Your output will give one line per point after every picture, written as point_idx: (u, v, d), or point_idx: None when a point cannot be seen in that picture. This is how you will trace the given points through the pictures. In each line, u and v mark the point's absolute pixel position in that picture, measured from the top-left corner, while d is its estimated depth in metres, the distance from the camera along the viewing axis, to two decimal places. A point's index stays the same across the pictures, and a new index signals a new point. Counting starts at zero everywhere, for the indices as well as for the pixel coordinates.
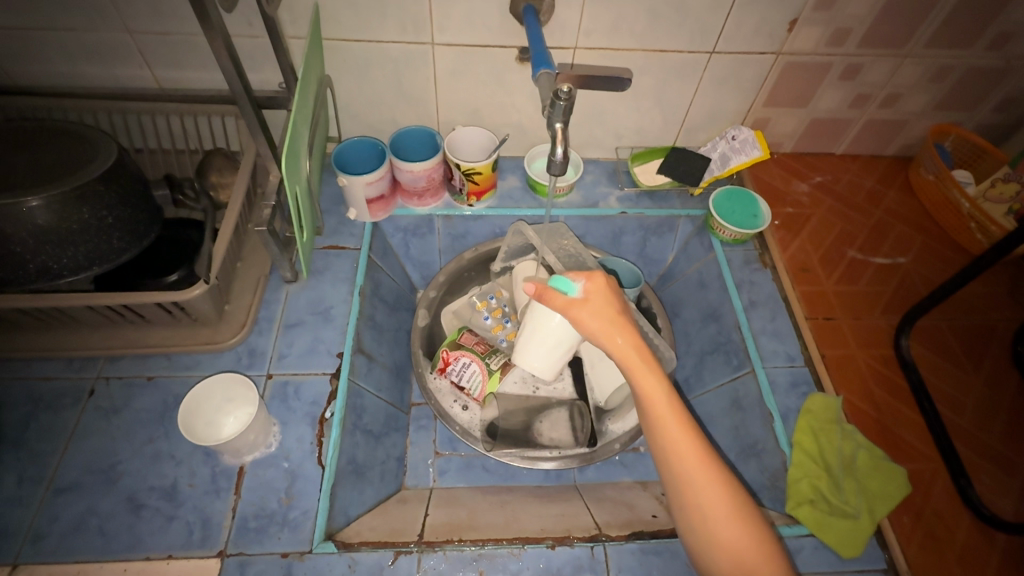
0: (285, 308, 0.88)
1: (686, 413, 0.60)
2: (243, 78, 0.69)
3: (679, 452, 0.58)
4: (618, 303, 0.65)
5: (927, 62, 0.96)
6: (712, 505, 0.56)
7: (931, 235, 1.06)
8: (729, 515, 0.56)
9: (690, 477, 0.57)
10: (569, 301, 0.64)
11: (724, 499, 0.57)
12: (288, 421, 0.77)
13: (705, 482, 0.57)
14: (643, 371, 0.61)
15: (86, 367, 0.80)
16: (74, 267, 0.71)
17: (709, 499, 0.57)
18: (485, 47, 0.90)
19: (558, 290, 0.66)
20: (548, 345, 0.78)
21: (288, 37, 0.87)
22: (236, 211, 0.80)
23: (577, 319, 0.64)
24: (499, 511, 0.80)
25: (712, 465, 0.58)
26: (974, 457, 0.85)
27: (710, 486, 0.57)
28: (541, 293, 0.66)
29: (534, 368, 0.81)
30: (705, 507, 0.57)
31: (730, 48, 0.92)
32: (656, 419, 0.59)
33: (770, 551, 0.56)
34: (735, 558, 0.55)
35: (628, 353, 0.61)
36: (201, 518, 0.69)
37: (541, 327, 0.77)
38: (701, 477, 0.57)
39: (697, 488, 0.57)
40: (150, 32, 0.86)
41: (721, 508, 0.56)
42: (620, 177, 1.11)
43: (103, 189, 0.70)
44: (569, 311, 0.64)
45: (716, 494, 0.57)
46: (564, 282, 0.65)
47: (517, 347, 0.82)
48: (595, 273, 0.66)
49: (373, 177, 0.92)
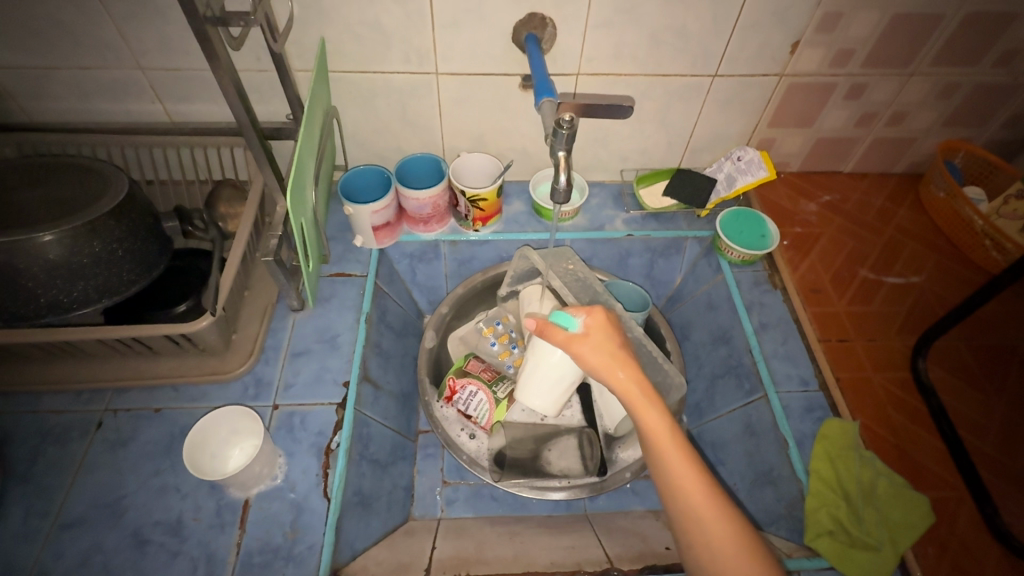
0: (292, 336, 0.88)
1: (691, 450, 0.59)
2: (249, 109, 0.71)
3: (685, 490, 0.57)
4: (620, 338, 0.65)
5: (933, 80, 0.96)
6: (721, 545, 0.54)
7: (945, 254, 1.04)
8: (740, 556, 0.54)
9: (696, 515, 0.56)
10: (569, 336, 0.64)
11: (735, 541, 0.54)
12: (294, 452, 0.76)
13: (712, 521, 0.55)
14: (646, 406, 0.59)
15: (94, 399, 0.80)
16: (84, 300, 0.72)
17: (718, 539, 0.55)
18: (489, 75, 0.91)
19: (558, 325, 0.65)
20: (551, 381, 0.78)
21: (295, 70, 0.89)
22: (243, 241, 0.81)
23: (577, 354, 0.64)
24: (508, 543, 0.78)
25: (720, 503, 0.56)
26: (999, 484, 0.82)
27: (717, 523, 0.55)
28: (542, 329, 0.66)
29: (537, 404, 0.81)
30: (713, 548, 0.55)
31: (732, 71, 0.92)
32: (659, 455, 0.58)
33: None
34: None
35: (630, 387, 0.60)
36: (205, 553, 0.68)
37: (541, 364, 0.78)
38: (708, 516, 0.56)
39: (704, 527, 0.55)
40: (161, 68, 0.88)
41: (730, 549, 0.54)
42: (626, 200, 1.10)
43: (114, 224, 0.71)
44: (570, 346, 0.64)
45: (725, 533, 0.55)
46: (564, 317, 0.65)
47: (519, 383, 0.82)
48: (595, 308, 0.65)
49: (380, 206, 0.92)
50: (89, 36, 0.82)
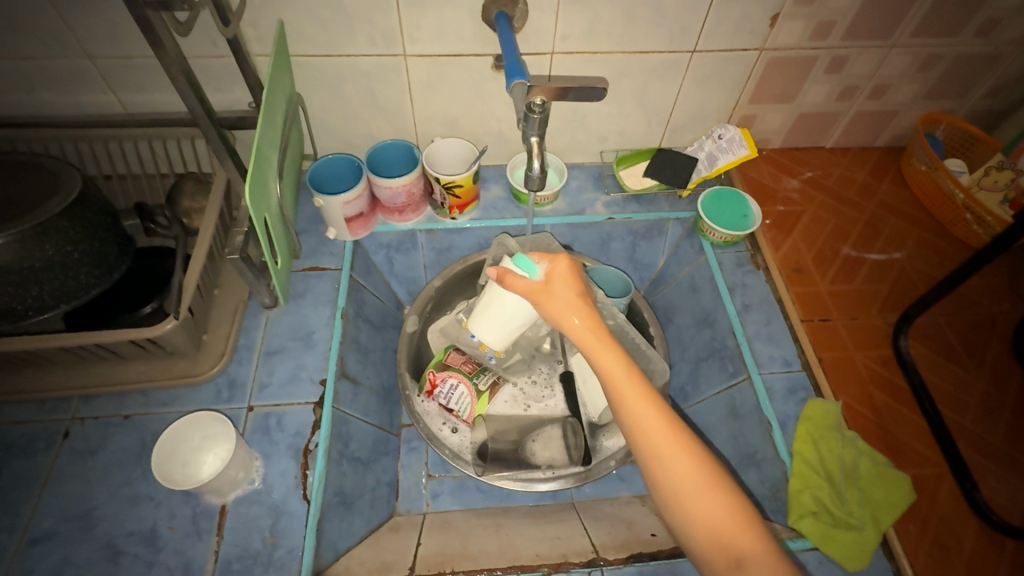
0: (265, 335, 0.85)
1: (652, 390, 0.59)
2: (204, 101, 0.68)
3: (646, 430, 0.56)
4: (581, 287, 0.66)
5: (915, 51, 0.94)
6: (685, 481, 0.55)
7: (927, 229, 1.04)
8: (702, 487, 0.54)
9: (658, 455, 0.56)
10: (530, 283, 0.66)
11: (696, 473, 0.55)
12: (271, 455, 0.74)
13: (672, 457, 0.55)
14: (603, 350, 0.60)
15: (59, 408, 0.77)
16: (40, 306, 0.68)
17: (679, 473, 0.55)
18: (460, 57, 0.87)
19: (520, 271, 0.67)
20: (510, 322, 0.80)
21: (255, 55, 0.85)
22: (208, 236, 0.77)
23: (538, 302, 0.65)
24: (494, 537, 0.77)
25: (685, 439, 0.57)
26: (979, 458, 0.82)
27: (678, 461, 0.55)
28: (503, 274, 0.68)
29: (484, 336, 0.82)
30: (674, 481, 0.55)
31: (711, 46, 0.89)
32: (618, 397, 0.58)
33: (747, 523, 0.53)
34: (711, 532, 0.53)
35: (584, 332, 0.61)
36: (182, 562, 0.67)
37: (500, 306, 0.79)
38: (670, 452, 0.56)
39: (667, 467, 0.55)
40: (111, 56, 0.83)
41: (691, 482, 0.55)
42: (606, 182, 1.08)
43: (67, 225, 0.67)
44: (531, 292, 0.66)
45: (686, 467, 0.55)
46: (527, 264, 0.67)
47: (473, 316, 0.83)
48: (557, 257, 0.67)
49: (351, 196, 0.89)
50: (29, 24, 0.77)
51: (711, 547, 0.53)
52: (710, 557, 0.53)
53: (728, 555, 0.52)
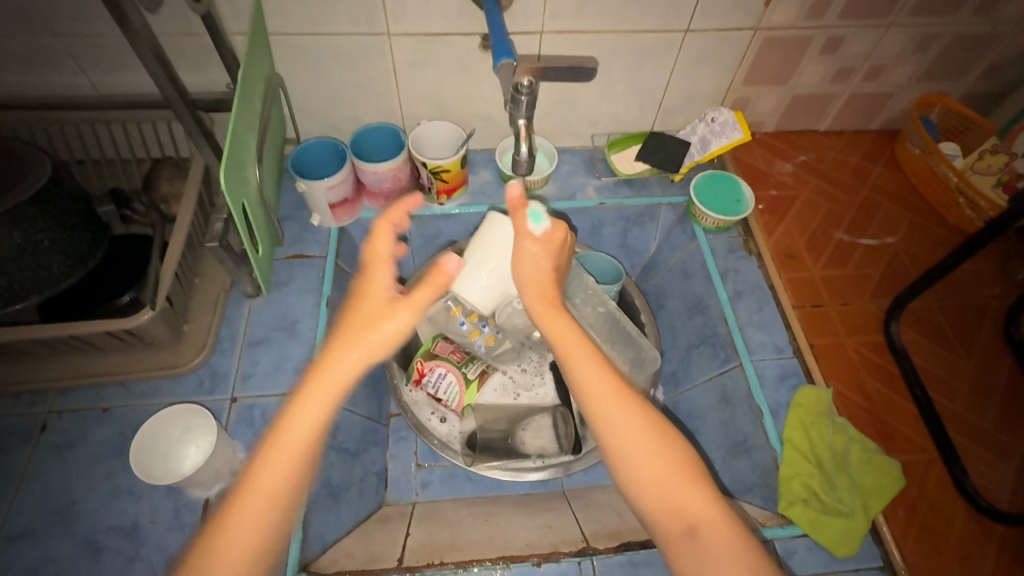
0: (248, 325, 0.83)
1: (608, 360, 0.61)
2: (176, 81, 0.65)
3: (599, 398, 0.58)
4: (557, 259, 0.70)
5: (911, 31, 0.92)
6: (637, 442, 0.57)
7: (919, 213, 1.03)
8: (657, 449, 0.57)
9: (612, 422, 0.58)
10: (529, 228, 0.69)
11: (648, 435, 0.57)
12: (255, 447, 0.73)
13: (624, 418, 0.58)
14: (556, 317, 0.64)
15: (36, 401, 0.75)
16: (10, 296, 0.66)
17: (629, 434, 0.57)
18: (446, 36, 0.84)
19: (528, 214, 0.70)
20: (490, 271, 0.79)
21: (231, 33, 0.81)
22: (186, 223, 0.75)
23: (517, 257, 0.69)
24: (483, 527, 0.76)
25: (641, 409, 0.59)
26: (968, 444, 0.82)
27: (632, 421, 0.58)
28: (514, 208, 0.70)
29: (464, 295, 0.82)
30: (623, 440, 0.57)
31: (705, 25, 0.87)
32: (577, 364, 0.60)
33: (703, 487, 0.56)
34: (666, 496, 0.56)
35: (539, 298, 0.66)
36: (165, 557, 0.65)
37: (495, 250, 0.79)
38: (626, 420, 0.57)
39: (618, 426, 0.57)
40: (80, 34, 0.79)
41: (644, 444, 0.57)
42: (597, 166, 1.05)
43: (36, 214, 0.64)
44: (523, 238, 0.69)
45: (639, 427, 0.57)
46: (537, 214, 0.70)
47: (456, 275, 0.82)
48: (559, 223, 0.70)
49: (335, 181, 0.87)
50: None
51: (667, 511, 0.56)
52: (666, 521, 0.56)
53: (684, 521, 0.55)
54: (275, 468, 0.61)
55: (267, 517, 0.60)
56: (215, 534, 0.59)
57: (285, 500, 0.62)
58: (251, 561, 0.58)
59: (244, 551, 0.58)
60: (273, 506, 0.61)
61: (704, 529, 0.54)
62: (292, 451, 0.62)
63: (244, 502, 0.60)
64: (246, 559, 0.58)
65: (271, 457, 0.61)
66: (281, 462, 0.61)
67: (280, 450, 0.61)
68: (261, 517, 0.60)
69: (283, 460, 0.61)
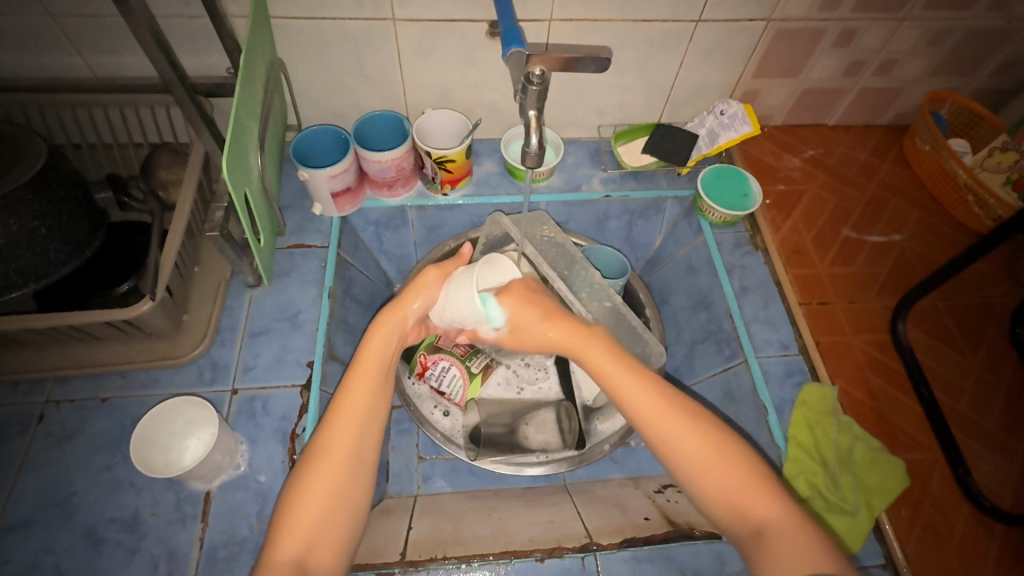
0: (249, 315, 0.82)
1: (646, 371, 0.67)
2: (175, 66, 0.63)
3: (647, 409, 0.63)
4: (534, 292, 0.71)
5: (926, 24, 0.90)
6: (693, 454, 0.60)
7: (927, 210, 1.02)
8: (716, 458, 0.60)
9: (657, 423, 0.62)
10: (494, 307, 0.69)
11: (706, 443, 0.61)
12: (257, 439, 0.72)
13: (674, 430, 0.61)
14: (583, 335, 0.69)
15: (33, 390, 0.74)
16: (7, 284, 0.64)
17: (689, 448, 0.61)
18: (452, 22, 0.82)
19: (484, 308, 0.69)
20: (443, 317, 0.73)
21: (231, 16, 0.79)
22: (187, 210, 0.73)
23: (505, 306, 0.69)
24: (486, 521, 0.76)
25: (698, 422, 0.62)
26: (971, 442, 0.82)
27: (688, 438, 0.61)
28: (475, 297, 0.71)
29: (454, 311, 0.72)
30: (684, 456, 0.61)
31: (717, 16, 0.85)
32: (608, 371, 0.66)
33: (766, 491, 0.59)
34: (730, 500, 0.59)
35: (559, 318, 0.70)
36: (166, 550, 0.65)
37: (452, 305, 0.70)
38: (677, 428, 0.61)
39: (671, 433, 0.62)
40: (76, 14, 0.77)
41: (700, 452, 0.60)
42: (603, 158, 1.04)
43: (32, 199, 0.62)
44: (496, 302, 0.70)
45: (692, 439, 0.61)
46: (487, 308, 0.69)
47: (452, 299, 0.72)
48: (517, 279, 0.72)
49: (338, 170, 0.85)
50: None
51: (735, 516, 0.58)
52: (736, 527, 0.58)
53: (751, 523, 0.57)
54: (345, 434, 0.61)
55: (363, 440, 0.62)
56: (307, 464, 0.59)
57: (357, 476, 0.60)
58: (352, 473, 0.60)
59: (342, 466, 0.59)
60: (362, 436, 0.62)
61: (774, 531, 0.56)
62: (376, 373, 0.65)
63: (332, 432, 0.61)
64: (345, 475, 0.59)
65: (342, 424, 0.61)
66: (372, 386, 0.64)
67: (369, 374, 0.65)
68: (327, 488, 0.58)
69: (370, 382, 0.64)
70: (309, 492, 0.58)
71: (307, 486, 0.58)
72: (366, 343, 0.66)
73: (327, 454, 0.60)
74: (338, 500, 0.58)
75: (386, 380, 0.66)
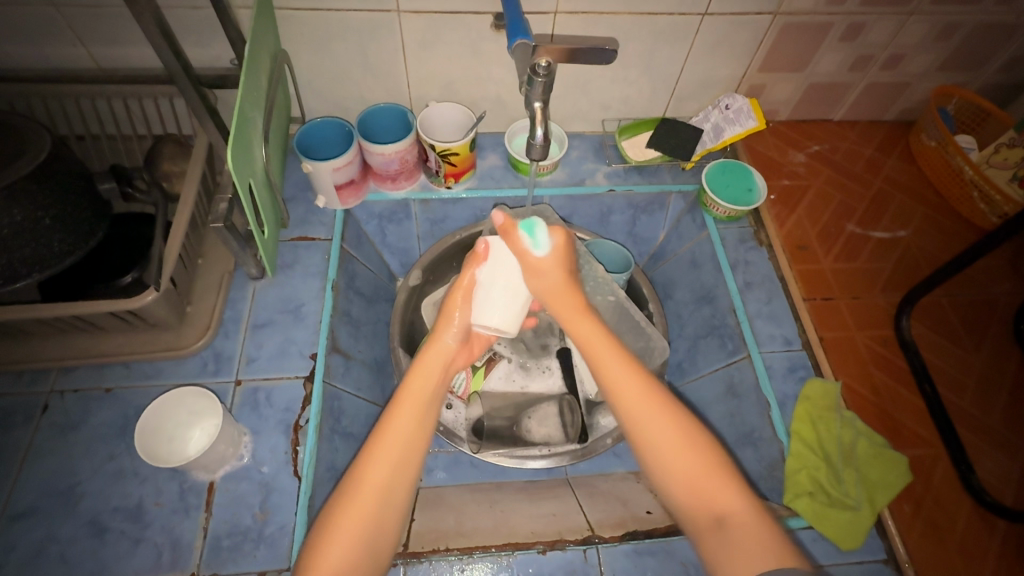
0: (252, 307, 0.82)
1: (637, 361, 0.64)
2: (180, 55, 0.63)
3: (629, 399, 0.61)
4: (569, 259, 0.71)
5: (934, 19, 0.90)
6: (665, 440, 0.58)
7: (932, 206, 1.02)
8: (682, 445, 0.58)
9: (639, 412, 0.60)
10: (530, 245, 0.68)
11: (677, 429, 0.59)
12: (260, 430, 0.72)
13: (653, 419, 0.59)
14: (583, 322, 0.67)
15: (37, 380, 0.74)
16: (11, 274, 0.64)
17: (659, 432, 0.59)
18: (457, 14, 0.81)
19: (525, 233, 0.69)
20: (503, 291, 0.70)
21: (236, 7, 0.79)
22: (191, 201, 0.74)
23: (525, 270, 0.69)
24: (488, 513, 0.76)
25: (672, 410, 0.60)
26: (974, 439, 0.82)
27: (662, 425, 0.59)
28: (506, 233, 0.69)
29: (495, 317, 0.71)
30: (655, 441, 0.59)
31: (723, 9, 0.84)
32: (607, 363, 0.64)
33: (728, 480, 0.56)
34: (691, 486, 0.57)
35: (566, 303, 0.68)
36: (170, 539, 0.65)
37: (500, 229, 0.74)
38: (651, 412, 0.60)
39: (648, 420, 0.60)
40: (79, 4, 0.76)
41: (669, 438, 0.58)
42: (608, 152, 1.04)
43: (35, 189, 0.62)
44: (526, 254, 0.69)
45: (665, 425, 0.59)
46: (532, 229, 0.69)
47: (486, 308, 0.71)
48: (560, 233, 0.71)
49: (342, 162, 0.85)
50: None
51: (694, 504, 0.56)
52: (694, 516, 0.56)
53: (711, 511, 0.55)
54: (381, 471, 0.56)
55: (399, 471, 0.57)
56: (341, 496, 0.56)
57: (390, 511, 0.56)
58: (385, 506, 0.55)
59: (374, 500, 0.55)
60: (399, 467, 0.57)
61: (733, 522, 0.54)
62: (421, 401, 0.62)
63: (368, 462, 0.57)
64: (377, 511, 0.55)
65: (379, 453, 0.57)
66: (412, 417, 0.60)
67: (414, 404, 0.61)
68: (357, 528, 0.53)
69: (415, 412, 0.61)
70: (336, 525, 0.53)
71: (337, 518, 0.54)
72: (413, 371, 0.64)
73: (359, 484, 0.55)
74: (374, 539, 0.54)
75: (430, 413, 0.62)
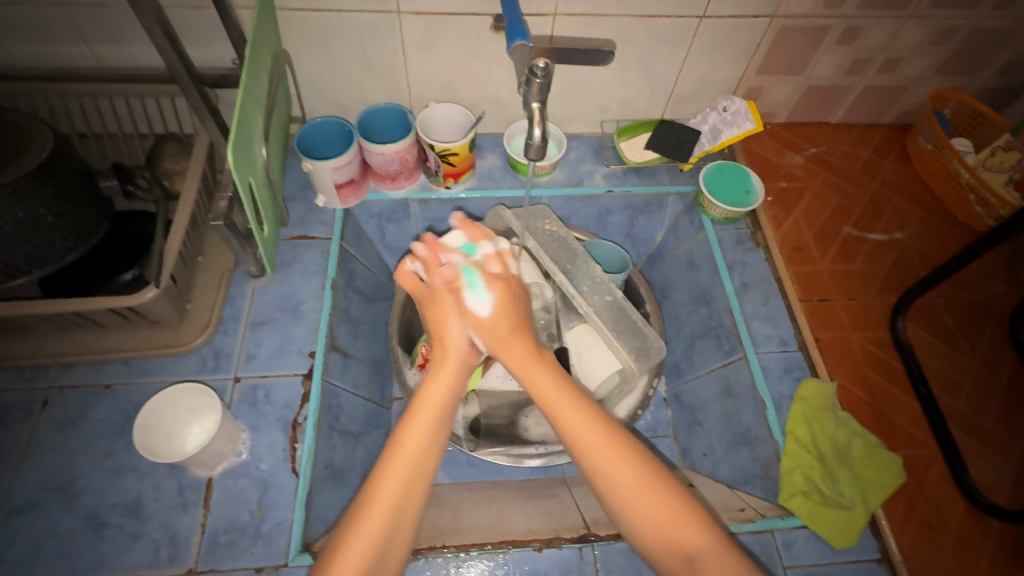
0: (252, 305, 0.82)
1: (592, 403, 0.63)
2: (182, 55, 0.63)
3: (590, 446, 0.59)
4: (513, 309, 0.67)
5: (930, 23, 0.90)
6: (629, 489, 0.57)
7: (929, 209, 1.02)
8: (649, 491, 0.57)
9: (603, 461, 0.58)
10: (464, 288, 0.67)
11: (641, 476, 0.58)
12: (259, 427, 0.73)
13: (615, 467, 0.58)
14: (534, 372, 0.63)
15: (37, 376, 0.74)
16: (12, 270, 0.64)
17: (623, 482, 0.57)
18: (457, 15, 0.82)
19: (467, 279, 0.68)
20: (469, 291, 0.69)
21: (237, 7, 0.79)
22: (191, 200, 0.74)
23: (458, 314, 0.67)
24: (485, 511, 0.76)
25: (635, 455, 0.59)
26: (969, 440, 0.83)
27: (626, 472, 0.58)
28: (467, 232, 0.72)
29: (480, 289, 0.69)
30: (620, 490, 0.57)
31: (721, 12, 0.85)
32: (562, 411, 0.61)
33: (693, 517, 0.57)
34: (660, 531, 0.56)
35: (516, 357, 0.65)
36: (168, 534, 0.65)
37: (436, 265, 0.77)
38: (615, 460, 0.58)
39: (611, 471, 0.58)
40: (82, 3, 0.77)
41: (635, 486, 0.57)
42: (606, 154, 1.04)
43: (39, 186, 0.63)
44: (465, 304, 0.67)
45: (629, 472, 0.58)
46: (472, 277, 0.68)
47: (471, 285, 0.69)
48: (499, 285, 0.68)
49: (342, 161, 0.85)
50: None
51: (664, 548, 0.56)
52: (665, 559, 0.56)
53: (682, 553, 0.55)
54: (393, 490, 0.55)
55: (410, 489, 0.56)
56: (352, 516, 0.54)
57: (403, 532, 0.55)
58: (393, 533, 0.54)
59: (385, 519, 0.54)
60: (409, 485, 0.56)
61: (703, 563, 0.54)
62: (434, 419, 0.60)
63: (381, 479, 0.55)
64: (388, 530, 0.54)
65: (390, 475, 0.56)
66: (427, 430, 0.59)
67: (425, 420, 0.60)
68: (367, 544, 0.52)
69: (427, 428, 0.59)
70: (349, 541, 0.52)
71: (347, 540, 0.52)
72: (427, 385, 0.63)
73: (369, 507, 0.54)
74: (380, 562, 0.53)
75: (443, 430, 0.61)
